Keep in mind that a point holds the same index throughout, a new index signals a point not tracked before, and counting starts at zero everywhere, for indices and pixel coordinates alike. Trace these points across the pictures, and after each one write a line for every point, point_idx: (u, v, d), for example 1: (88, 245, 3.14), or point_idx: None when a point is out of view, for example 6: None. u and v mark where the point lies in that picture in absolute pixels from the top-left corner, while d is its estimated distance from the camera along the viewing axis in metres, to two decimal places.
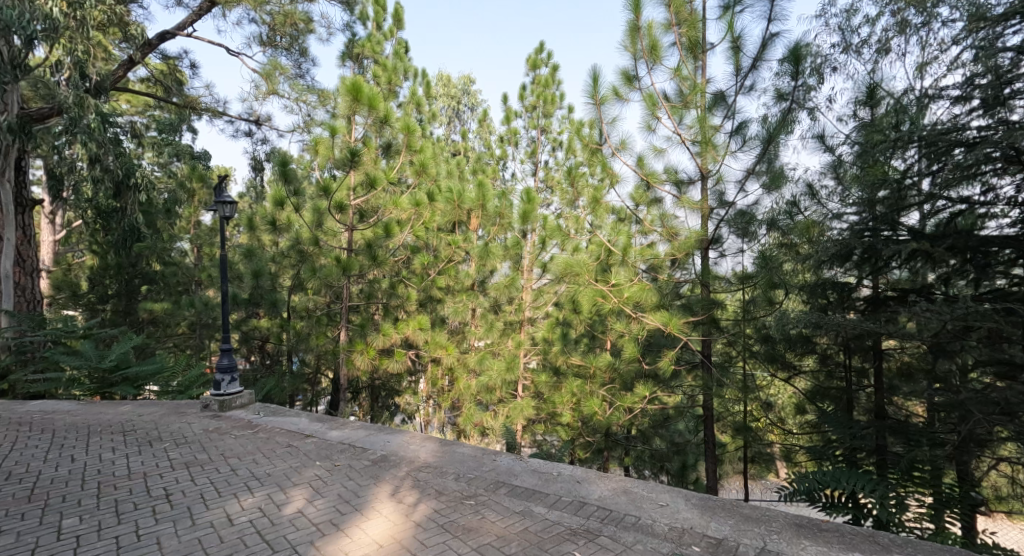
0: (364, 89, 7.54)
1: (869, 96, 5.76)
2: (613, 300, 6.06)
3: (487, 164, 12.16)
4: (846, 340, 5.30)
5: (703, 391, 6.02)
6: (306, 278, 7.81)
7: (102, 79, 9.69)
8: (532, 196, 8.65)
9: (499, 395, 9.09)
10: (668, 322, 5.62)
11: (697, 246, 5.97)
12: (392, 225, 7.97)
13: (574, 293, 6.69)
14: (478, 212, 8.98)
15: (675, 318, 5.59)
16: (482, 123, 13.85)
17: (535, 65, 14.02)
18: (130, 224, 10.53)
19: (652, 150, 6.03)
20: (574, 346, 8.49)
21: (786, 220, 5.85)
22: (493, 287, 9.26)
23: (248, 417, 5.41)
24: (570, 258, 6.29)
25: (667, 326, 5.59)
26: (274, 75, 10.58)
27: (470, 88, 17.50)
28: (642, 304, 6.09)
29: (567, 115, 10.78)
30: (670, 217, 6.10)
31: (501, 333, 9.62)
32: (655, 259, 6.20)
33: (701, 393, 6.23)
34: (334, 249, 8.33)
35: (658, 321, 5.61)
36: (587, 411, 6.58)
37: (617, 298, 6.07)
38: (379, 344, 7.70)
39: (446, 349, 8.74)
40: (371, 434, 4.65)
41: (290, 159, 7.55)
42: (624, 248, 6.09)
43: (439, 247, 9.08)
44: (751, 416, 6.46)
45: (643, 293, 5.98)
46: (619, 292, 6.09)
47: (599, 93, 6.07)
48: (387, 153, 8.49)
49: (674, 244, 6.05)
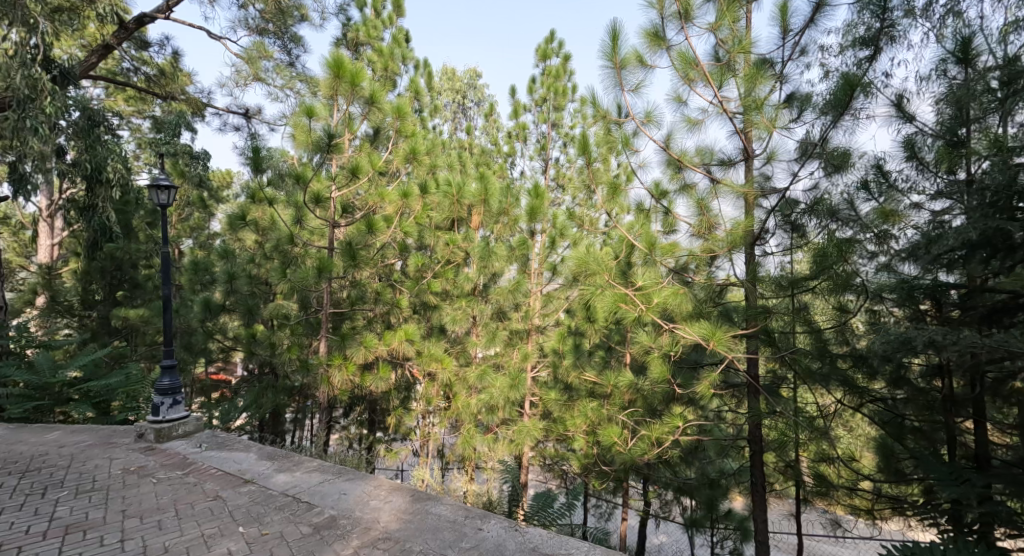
0: (346, 64, 6.60)
1: (964, 51, 4.69)
2: (638, 307, 4.88)
3: (493, 161, 11.18)
4: (974, 364, 4.18)
5: (752, 420, 4.84)
6: (277, 282, 6.83)
7: (68, 65, 9.01)
8: (542, 190, 7.62)
9: (502, 414, 8.07)
10: (712, 336, 4.37)
11: (744, 242, 4.87)
12: (377, 220, 6.87)
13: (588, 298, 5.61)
14: (480, 209, 7.97)
15: (720, 330, 4.35)
16: (489, 118, 12.84)
17: (546, 54, 12.99)
18: (102, 223, 9.65)
19: (684, 124, 4.94)
20: (587, 359, 7.55)
21: (853, 208, 4.82)
22: (495, 292, 8.19)
23: (186, 451, 4.39)
24: (585, 252, 5.23)
25: (711, 342, 4.34)
26: (258, 58, 9.61)
27: (476, 82, 16.44)
28: (674, 313, 4.99)
29: (579, 108, 9.79)
30: (708, 205, 4.99)
31: (506, 343, 8.59)
32: (687, 258, 5.11)
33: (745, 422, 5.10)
34: (315, 250, 7.38)
35: (695, 333, 4.38)
36: (606, 441, 5.37)
37: (645, 306, 4.94)
38: (362, 359, 6.67)
39: (441, 362, 7.80)
40: (325, 481, 3.65)
41: (264, 146, 6.72)
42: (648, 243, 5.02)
43: (436, 247, 8.08)
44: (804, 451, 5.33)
45: (676, 299, 4.89)
46: (647, 297, 5.00)
47: (619, 55, 4.99)
48: (375, 140, 7.52)
49: (712, 238, 4.96)
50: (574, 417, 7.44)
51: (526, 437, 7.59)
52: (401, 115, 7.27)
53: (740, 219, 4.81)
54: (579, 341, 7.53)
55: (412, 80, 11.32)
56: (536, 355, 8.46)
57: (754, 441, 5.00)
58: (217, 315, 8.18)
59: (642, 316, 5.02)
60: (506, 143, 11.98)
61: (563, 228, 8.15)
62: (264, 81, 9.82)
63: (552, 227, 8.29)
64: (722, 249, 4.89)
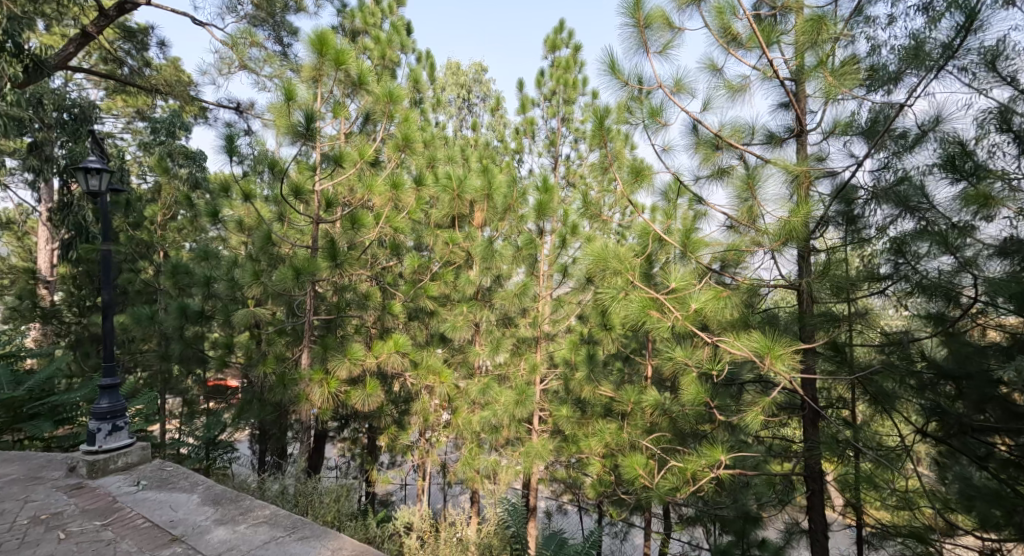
0: (331, 41, 5.81)
1: None
2: (672, 319, 3.97)
3: (500, 158, 10.40)
4: None
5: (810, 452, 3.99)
6: (248, 285, 6.02)
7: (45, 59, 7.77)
8: (551, 184, 6.95)
9: (508, 433, 7.27)
10: (768, 351, 3.48)
11: (802, 235, 4.00)
12: (362, 216, 6.05)
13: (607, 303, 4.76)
14: (482, 205, 7.24)
15: (777, 345, 3.45)
16: (495, 113, 12.03)
17: (554, 45, 12.18)
18: (78, 223, 8.93)
19: (723, 90, 4.10)
20: (602, 371, 6.72)
21: (927, 195, 4.01)
22: (499, 295, 7.34)
23: (115, 491, 3.66)
24: (604, 244, 4.41)
25: (768, 361, 3.44)
26: (243, 45, 8.84)
27: (482, 77, 15.55)
28: (716, 321, 4.11)
29: (590, 101, 8.97)
30: (757, 187, 4.10)
31: (512, 353, 7.82)
32: (731, 252, 4.26)
33: (800, 453, 4.22)
34: (300, 251, 6.62)
35: (745, 349, 3.50)
36: (627, 473, 4.46)
37: (683, 315, 4.04)
38: (345, 374, 5.79)
39: (440, 375, 7.05)
40: (273, 540, 3.11)
41: (236, 133, 5.97)
42: (683, 236, 4.18)
43: (434, 247, 7.31)
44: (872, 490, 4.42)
45: (719, 303, 4.00)
46: (682, 302, 4.12)
47: (643, 10, 4.16)
48: (365, 128, 6.72)
49: (763, 228, 4.10)
50: (589, 437, 6.61)
51: (535, 460, 6.79)
52: (392, 99, 6.44)
53: (794, 204, 3.93)
54: (593, 351, 6.69)
55: (411, 69, 10.52)
56: (545, 366, 7.67)
57: (810, 475, 4.17)
58: (196, 321, 7.46)
59: (676, 326, 4.14)
60: (513, 140, 11.21)
61: (575, 226, 7.39)
62: (250, 69, 9.04)
63: (562, 225, 7.43)
64: (770, 243, 4.05)
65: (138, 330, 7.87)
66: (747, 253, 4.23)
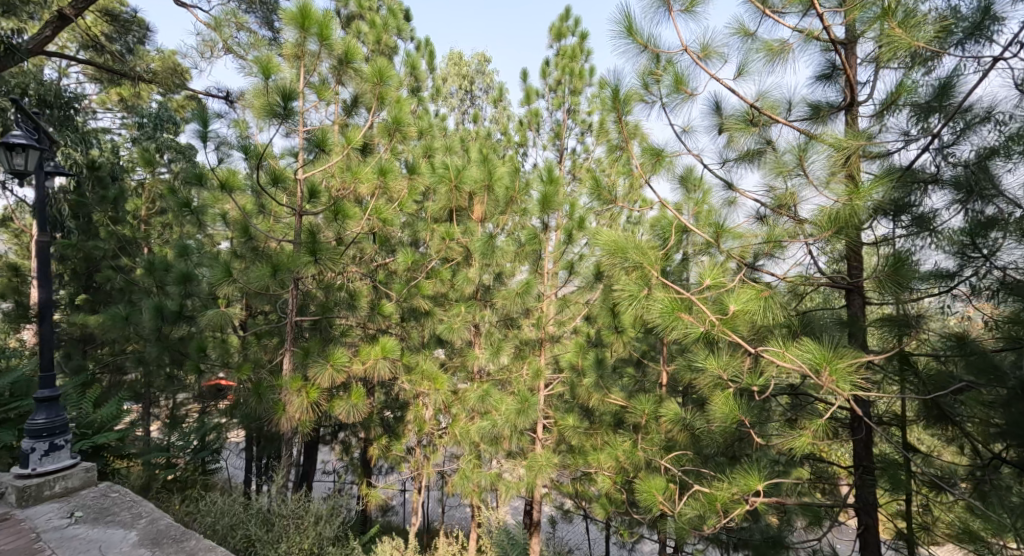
0: (313, 13, 5.21)
1: None
2: (706, 325, 3.34)
3: (503, 151, 9.83)
4: None
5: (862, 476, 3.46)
6: (219, 283, 5.41)
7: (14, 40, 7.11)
8: (556, 174, 6.37)
9: (509, 445, 6.71)
10: (825, 363, 2.90)
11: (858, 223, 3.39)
12: (346, 206, 5.46)
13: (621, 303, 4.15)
14: (482, 197, 6.71)
15: (836, 357, 2.87)
16: (498, 104, 11.43)
17: (559, 33, 11.59)
18: (53, 217, 8.39)
19: (762, 53, 3.50)
20: (613, 377, 6.14)
21: (994, 181, 3.45)
22: (500, 294, 6.76)
23: (38, 530, 3.61)
24: (619, 235, 3.83)
25: (826, 376, 2.87)
26: (226, 26, 7.97)
27: (485, 67, 14.58)
28: (754, 324, 3.52)
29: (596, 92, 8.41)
30: (804, 165, 3.49)
31: (515, 356, 7.27)
32: (768, 243, 3.65)
33: (852, 482, 3.61)
34: (284, 246, 6.08)
35: (797, 362, 2.92)
36: (643, 498, 3.91)
37: (718, 321, 3.42)
38: (327, 383, 5.20)
39: (435, 381, 6.52)
40: None
41: (211, 117, 5.33)
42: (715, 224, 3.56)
43: (432, 242, 6.83)
44: (929, 521, 3.83)
45: (759, 303, 3.41)
46: (717, 303, 3.50)
47: None
48: (352, 112, 6.10)
49: (810, 215, 3.47)
50: (597, 450, 6.04)
51: (539, 474, 6.23)
52: (383, 80, 5.82)
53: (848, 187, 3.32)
54: (601, 355, 6.13)
55: (409, 55, 9.92)
56: (549, 371, 7.10)
57: (862, 508, 3.56)
58: (174, 323, 6.90)
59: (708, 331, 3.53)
60: (516, 132, 10.61)
61: (583, 220, 6.75)
62: (236, 53, 8.16)
63: (569, 219, 6.84)
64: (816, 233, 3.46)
65: (113, 331, 7.33)
66: (784, 244, 3.64)
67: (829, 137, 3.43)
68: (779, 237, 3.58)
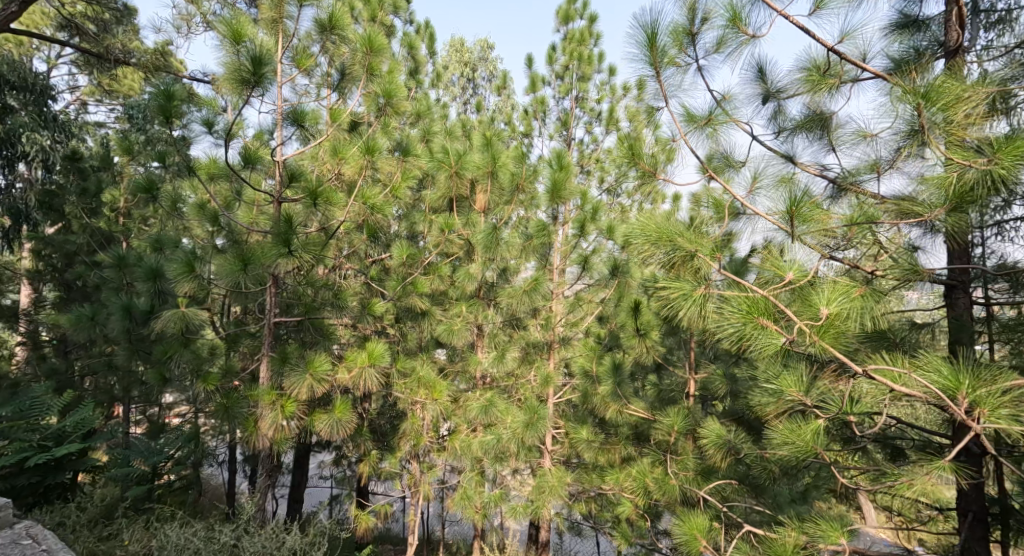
0: None
1: None
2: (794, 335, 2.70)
3: (506, 141, 9.13)
4: None
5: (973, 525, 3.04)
6: (180, 278, 4.66)
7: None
8: (567, 160, 5.70)
9: (515, 461, 6.04)
10: (964, 391, 2.44)
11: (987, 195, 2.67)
12: (329, 191, 4.73)
13: (665, 307, 3.39)
14: (485, 185, 6.00)
15: (972, 379, 2.45)
16: (501, 92, 10.72)
17: (567, 16, 10.82)
18: None
19: None
20: (632, 386, 5.42)
21: None
22: (504, 293, 6.05)
23: None
24: (668, 226, 3.18)
25: (966, 404, 2.43)
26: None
27: (489, 54, 13.86)
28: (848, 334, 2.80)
29: (609, 76, 7.72)
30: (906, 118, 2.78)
31: (521, 361, 6.59)
32: (853, 228, 2.95)
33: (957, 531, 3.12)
34: (261, 238, 5.38)
35: (931, 386, 2.46)
36: (685, 541, 3.21)
37: (810, 329, 2.71)
38: (305, 395, 4.53)
39: (433, 390, 5.81)
40: None
41: (178, 90, 4.50)
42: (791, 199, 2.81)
43: (429, 235, 6.15)
44: None
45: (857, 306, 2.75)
46: (806, 306, 2.78)
47: None
48: (339, 87, 5.36)
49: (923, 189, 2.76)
50: (615, 468, 5.34)
51: (548, 495, 5.53)
52: (372, 50, 5.09)
53: (969, 146, 2.64)
54: (618, 359, 5.42)
55: (408, 36, 9.19)
56: (559, 377, 6.41)
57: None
58: (144, 324, 6.20)
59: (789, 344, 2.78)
60: (521, 122, 9.91)
61: (598, 208, 6.00)
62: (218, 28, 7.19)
63: (582, 208, 6.08)
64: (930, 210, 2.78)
65: (81, 333, 6.68)
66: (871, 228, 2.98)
67: (945, 82, 2.67)
68: (872, 217, 2.89)
